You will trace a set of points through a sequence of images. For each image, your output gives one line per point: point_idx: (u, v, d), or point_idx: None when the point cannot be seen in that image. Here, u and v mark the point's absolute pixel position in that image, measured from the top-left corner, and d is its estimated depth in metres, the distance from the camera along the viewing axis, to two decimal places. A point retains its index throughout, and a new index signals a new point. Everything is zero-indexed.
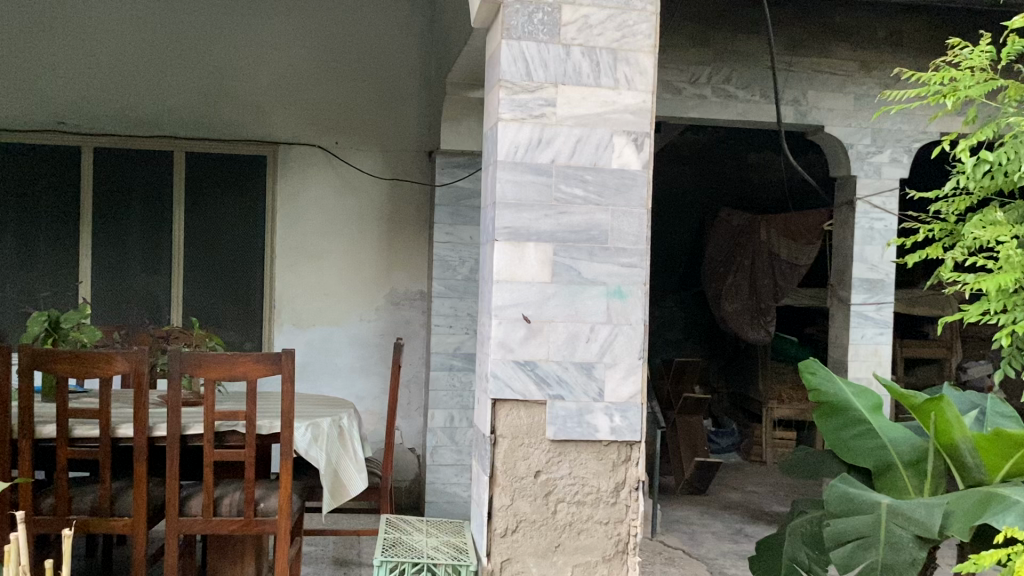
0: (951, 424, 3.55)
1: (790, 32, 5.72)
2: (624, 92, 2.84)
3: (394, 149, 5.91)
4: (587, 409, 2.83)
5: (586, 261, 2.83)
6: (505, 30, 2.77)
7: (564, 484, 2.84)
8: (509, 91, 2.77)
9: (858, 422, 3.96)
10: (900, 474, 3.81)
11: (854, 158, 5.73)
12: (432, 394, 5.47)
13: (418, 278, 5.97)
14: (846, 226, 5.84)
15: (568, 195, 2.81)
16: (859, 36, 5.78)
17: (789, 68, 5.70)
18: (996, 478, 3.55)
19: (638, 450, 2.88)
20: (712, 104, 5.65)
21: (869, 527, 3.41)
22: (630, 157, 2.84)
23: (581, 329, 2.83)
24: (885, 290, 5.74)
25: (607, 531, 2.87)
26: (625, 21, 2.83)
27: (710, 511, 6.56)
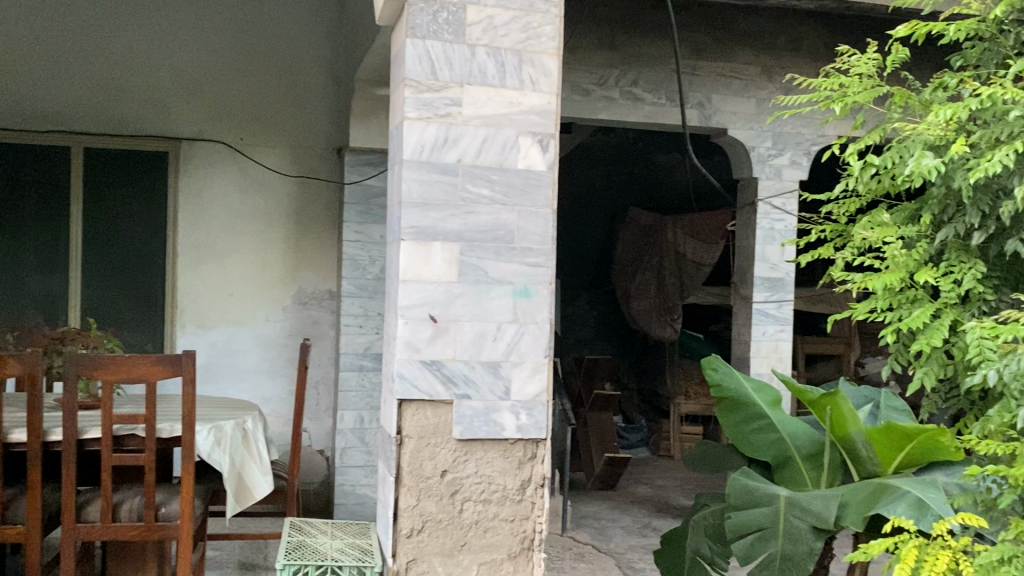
0: (846, 417, 3.66)
1: (694, 36, 5.84)
2: (530, 93, 2.86)
3: (301, 145, 5.83)
4: (494, 408, 2.84)
5: (493, 260, 2.84)
6: (410, 28, 2.76)
7: (470, 483, 2.85)
8: (414, 89, 2.76)
9: (757, 416, 4.05)
10: (798, 467, 3.94)
11: (755, 159, 5.88)
12: (342, 395, 5.41)
13: (328, 278, 5.90)
14: (748, 227, 5.99)
15: (475, 195, 2.82)
16: (760, 42, 5.94)
17: (694, 72, 5.82)
18: (888, 469, 3.71)
19: (544, 448, 2.91)
20: (620, 106, 5.74)
21: (768, 519, 3.52)
22: (535, 158, 2.87)
23: (488, 328, 2.83)
24: (785, 288, 5.92)
25: (513, 528, 2.89)
26: (529, 23, 2.85)
27: (619, 506, 6.65)
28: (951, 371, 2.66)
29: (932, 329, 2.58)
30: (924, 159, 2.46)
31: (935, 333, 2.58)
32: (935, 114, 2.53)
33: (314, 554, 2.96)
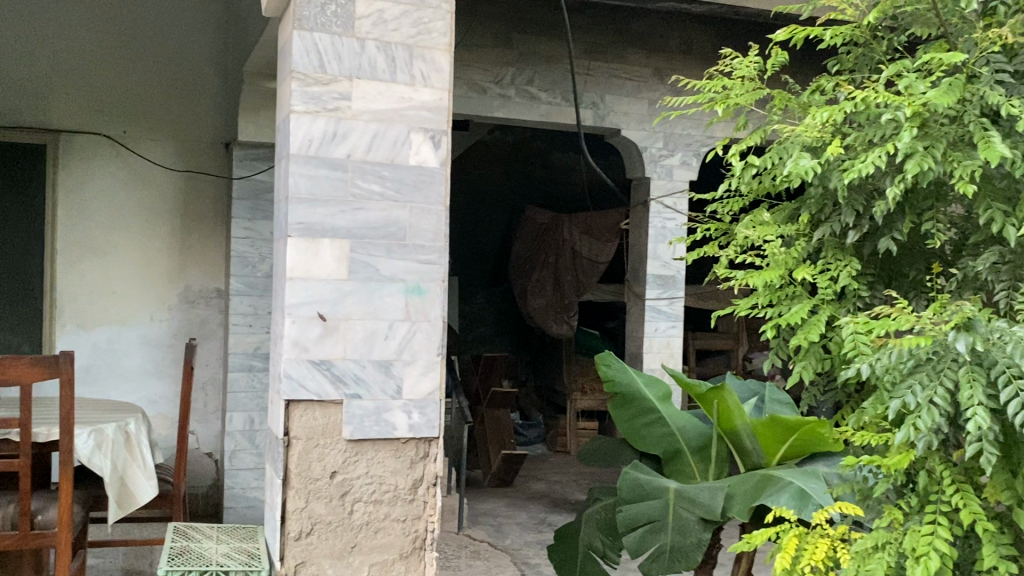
0: (732, 410, 3.75)
1: (588, 37, 5.90)
2: (421, 88, 2.84)
3: (188, 139, 5.66)
4: (385, 407, 2.81)
5: (384, 258, 2.80)
6: (297, 20, 2.69)
7: (361, 484, 2.81)
8: (301, 82, 2.70)
9: (648, 411, 4.11)
10: (687, 460, 4.03)
11: (648, 160, 5.97)
12: (230, 396, 5.28)
13: (216, 276, 5.75)
14: (641, 226, 6.08)
15: (365, 191, 2.78)
16: (652, 43, 6.04)
17: (588, 72, 5.89)
18: (772, 461, 3.84)
19: (436, 446, 2.89)
20: (516, 104, 5.75)
21: (659, 511, 3.59)
22: (427, 154, 2.85)
23: (378, 326, 2.80)
24: (676, 285, 6.04)
25: (404, 528, 2.86)
26: (420, 18, 2.83)
27: (515, 503, 6.68)
28: (827, 364, 2.64)
29: (809, 323, 2.57)
30: (802, 160, 2.47)
31: (812, 327, 2.57)
32: (812, 116, 2.52)
33: (198, 560, 2.88)
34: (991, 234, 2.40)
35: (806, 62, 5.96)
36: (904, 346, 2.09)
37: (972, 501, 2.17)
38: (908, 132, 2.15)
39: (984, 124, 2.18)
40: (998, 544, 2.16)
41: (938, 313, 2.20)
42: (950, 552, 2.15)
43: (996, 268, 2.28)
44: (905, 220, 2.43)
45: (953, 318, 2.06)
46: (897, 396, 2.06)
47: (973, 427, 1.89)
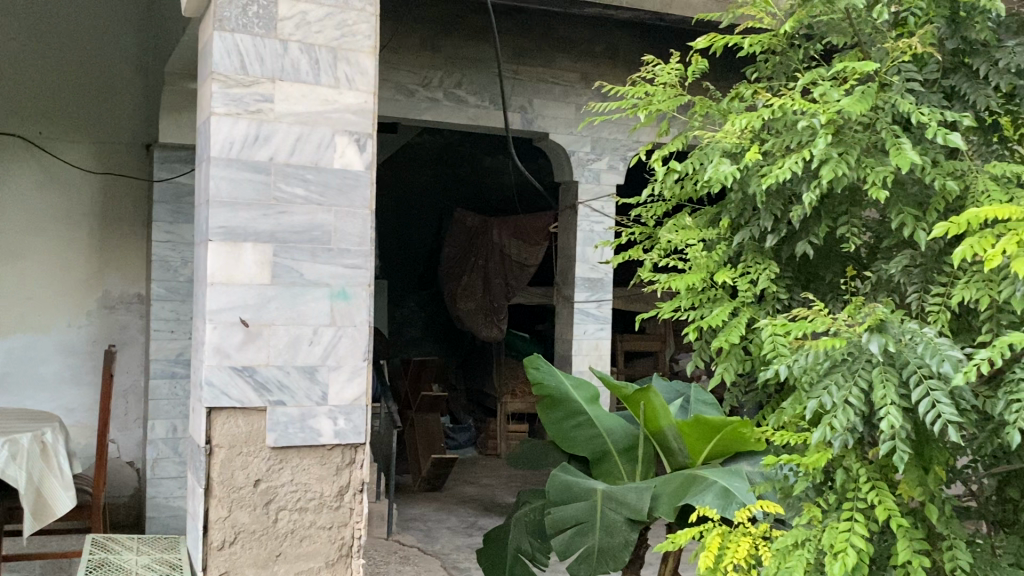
0: (658, 411, 3.80)
1: (515, 42, 5.91)
2: (345, 91, 2.81)
3: (108, 141, 5.52)
4: (310, 414, 2.78)
5: (308, 262, 2.76)
6: (218, 20, 2.65)
7: (285, 491, 2.77)
8: (222, 84, 2.65)
9: (576, 413, 4.14)
10: (615, 461, 4.08)
11: (576, 164, 6.02)
12: (151, 404, 5.15)
13: (136, 281, 5.61)
14: (569, 229, 6.12)
15: (288, 194, 2.74)
16: (578, 48, 6.09)
17: (516, 76, 5.90)
18: (697, 460, 3.90)
19: (363, 452, 2.87)
20: (444, 107, 5.73)
21: (586, 512, 3.62)
22: (352, 157, 2.83)
23: (303, 331, 2.76)
24: (604, 288, 6.09)
25: (331, 536, 2.83)
26: (344, 20, 2.81)
27: (445, 507, 6.66)
28: (748, 366, 2.67)
29: (730, 326, 2.59)
30: (722, 165, 2.48)
31: (733, 329, 2.59)
32: (731, 122, 2.54)
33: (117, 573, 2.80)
34: (903, 238, 2.47)
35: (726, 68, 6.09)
36: (820, 347, 2.14)
37: (887, 498, 2.22)
38: (823, 139, 2.19)
39: (896, 131, 2.23)
40: (912, 539, 2.21)
41: (852, 315, 2.24)
42: (866, 548, 2.20)
43: (908, 271, 2.34)
44: (821, 225, 2.48)
45: (866, 320, 2.11)
46: (814, 396, 2.10)
47: (886, 426, 1.94)
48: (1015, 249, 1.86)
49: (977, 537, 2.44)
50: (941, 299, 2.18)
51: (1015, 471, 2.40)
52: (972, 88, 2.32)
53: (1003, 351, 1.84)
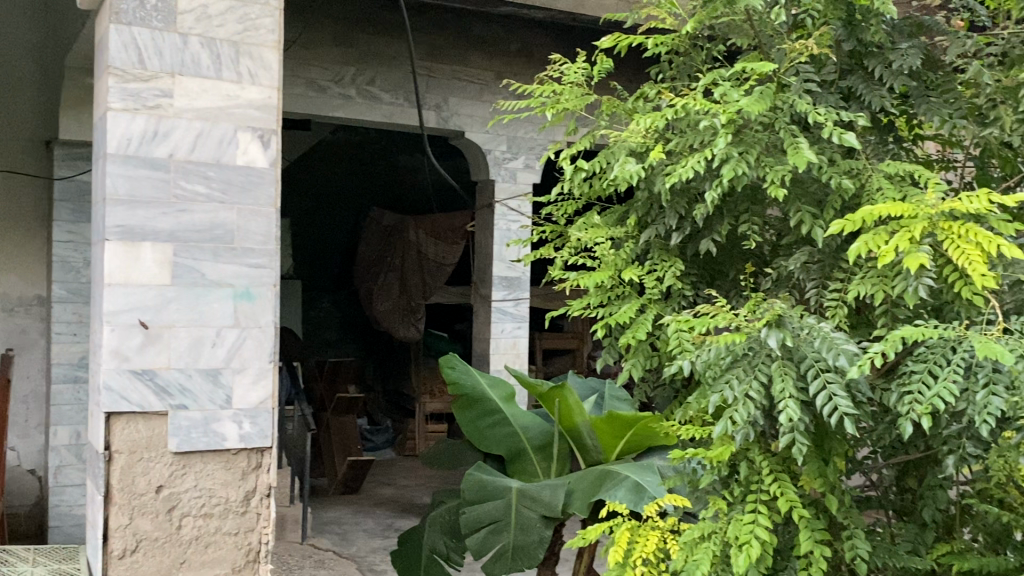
0: (573, 408, 3.82)
1: (430, 39, 5.86)
2: (248, 86, 2.76)
3: (4, 137, 5.29)
4: (214, 418, 2.71)
5: (210, 262, 2.69)
6: (113, 13, 2.56)
7: (189, 498, 2.70)
8: (119, 78, 2.57)
9: (492, 412, 4.11)
10: (530, 459, 4.10)
11: (492, 163, 6.01)
12: (54, 409, 4.96)
13: (37, 282, 5.40)
14: (486, 228, 6.11)
15: (189, 192, 2.67)
16: (494, 47, 6.07)
17: (430, 74, 5.86)
18: (610, 455, 3.95)
19: (269, 456, 2.81)
20: (357, 105, 5.65)
21: (501, 511, 3.63)
22: (256, 154, 2.77)
23: (205, 333, 2.69)
24: (521, 286, 6.09)
25: (237, 542, 2.76)
26: (246, 14, 2.75)
27: (362, 509, 6.58)
28: (655, 362, 2.68)
29: (637, 323, 2.60)
30: (629, 164, 2.48)
31: (640, 326, 2.60)
32: (635, 121, 2.55)
33: None
34: (803, 235, 2.52)
35: (628, 64, 6.19)
36: (722, 343, 2.17)
37: (788, 490, 2.25)
38: (722, 139, 2.22)
39: (793, 130, 2.27)
40: (813, 530, 2.26)
41: (753, 311, 2.28)
42: (769, 539, 2.24)
43: (806, 267, 2.39)
44: (724, 223, 2.51)
45: (766, 315, 2.14)
46: (717, 390, 2.13)
47: (785, 419, 1.97)
48: (907, 246, 1.91)
49: (877, 526, 2.50)
50: (838, 295, 2.24)
51: (912, 461, 2.48)
52: (868, 90, 2.38)
53: (894, 344, 1.89)
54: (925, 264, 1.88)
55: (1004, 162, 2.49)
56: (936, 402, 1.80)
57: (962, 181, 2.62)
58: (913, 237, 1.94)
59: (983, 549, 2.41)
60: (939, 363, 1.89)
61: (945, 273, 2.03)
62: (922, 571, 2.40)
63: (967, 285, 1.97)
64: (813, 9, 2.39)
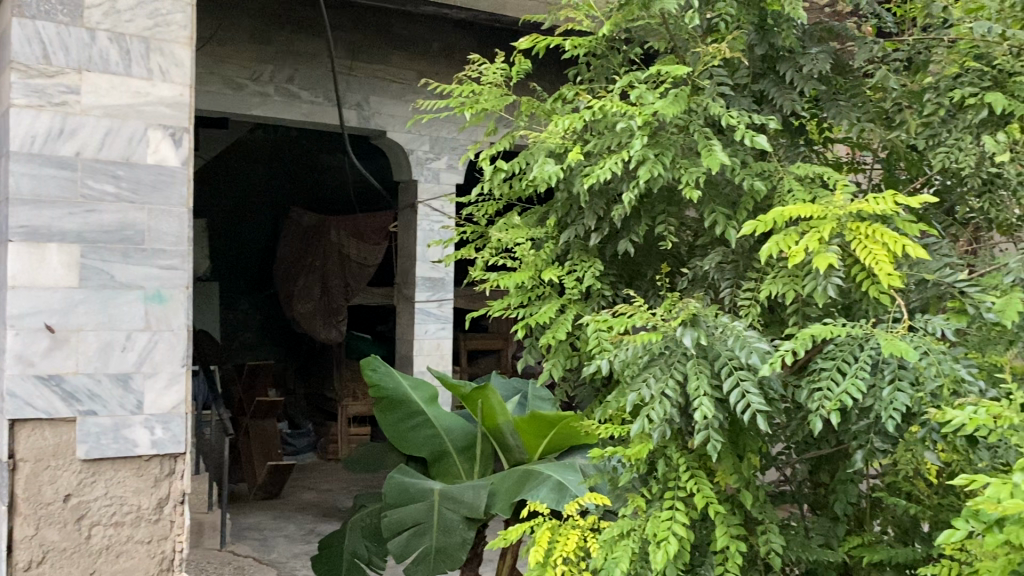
0: (495, 408, 3.83)
1: (350, 38, 5.78)
2: (158, 84, 2.69)
3: None
4: (124, 424, 2.64)
5: (119, 263, 2.62)
6: (16, 7, 2.48)
7: (99, 506, 2.62)
8: (22, 74, 2.48)
9: (414, 414, 4.08)
10: (453, 460, 4.10)
11: (414, 163, 5.97)
12: None
13: None
14: (409, 229, 6.07)
15: (97, 192, 2.59)
16: (416, 46, 6.00)
17: (350, 72, 5.79)
18: (533, 455, 3.97)
19: (183, 462, 2.75)
20: (275, 103, 5.55)
21: (423, 513, 3.61)
22: (167, 152, 2.70)
23: (115, 337, 2.61)
24: (444, 287, 6.06)
25: (150, 550, 2.70)
26: (157, 10, 2.68)
27: (282, 515, 6.48)
28: (575, 362, 2.69)
29: (557, 322, 2.61)
30: (547, 165, 2.48)
31: (560, 326, 2.61)
32: (554, 122, 2.55)
33: None
34: (717, 236, 2.56)
35: (548, 65, 6.21)
36: (639, 342, 2.18)
37: (705, 486, 2.28)
38: (639, 141, 2.25)
39: (707, 133, 2.31)
40: (728, 525, 2.30)
41: (669, 310, 2.31)
42: (686, 536, 2.26)
43: (721, 267, 2.43)
44: (641, 224, 2.53)
45: (681, 314, 2.16)
46: (634, 389, 2.14)
47: (700, 417, 2.00)
48: (816, 246, 1.96)
49: (791, 520, 2.56)
50: (751, 294, 2.29)
51: (824, 456, 2.54)
52: (779, 93, 2.43)
53: (804, 342, 1.93)
54: (834, 265, 1.93)
55: (910, 164, 2.57)
56: (844, 398, 1.84)
57: (870, 182, 2.69)
58: (823, 237, 1.99)
59: (892, 540, 2.48)
60: (847, 360, 1.94)
61: (853, 271, 2.08)
62: (834, 563, 2.46)
63: (873, 283, 2.02)
64: (726, 13, 2.43)
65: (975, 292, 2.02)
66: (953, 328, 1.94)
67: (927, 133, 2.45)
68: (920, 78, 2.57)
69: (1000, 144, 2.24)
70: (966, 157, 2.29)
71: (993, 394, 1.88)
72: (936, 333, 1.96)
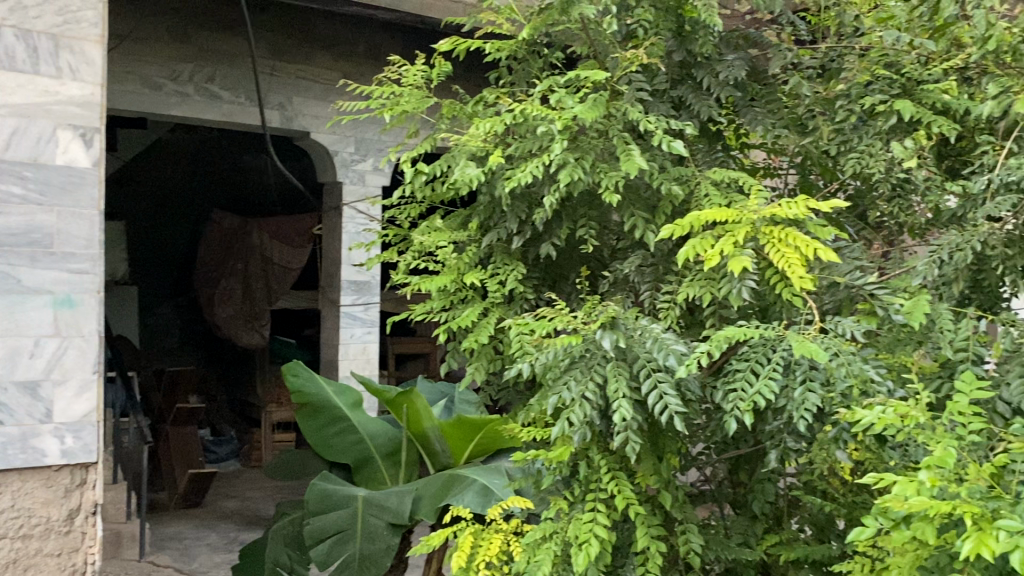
0: (421, 413, 3.81)
1: (272, 37, 5.63)
2: (68, 82, 2.73)
3: None
4: (32, 433, 2.67)
5: (26, 267, 2.67)
6: None
7: (5, 519, 2.66)
8: None
9: (337, 419, 4.03)
10: (377, 466, 4.06)
11: (339, 164, 5.88)
12: None
13: None
14: (334, 231, 6.01)
15: (3, 193, 2.64)
16: (340, 47, 5.89)
17: (272, 72, 5.65)
18: (459, 459, 3.96)
19: (94, 472, 2.80)
20: (195, 102, 5.36)
21: (346, 521, 3.57)
22: (77, 153, 2.75)
23: (22, 343, 2.66)
24: (371, 290, 6.01)
25: (59, 563, 2.74)
26: (66, 7, 2.72)
27: (205, 524, 6.35)
28: (498, 365, 2.69)
29: (479, 326, 2.60)
30: (469, 168, 2.47)
31: (482, 330, 2.59)
32: (475, 125, 2.54)
33: None
34: (638, 240, 2.59)
35: (472, 68, 6.19)
36: (559, 345, 2.19)
37: (625, 488, 2.30)
38: (559, 145, 2.26)
39: (625, 138, 2.34)
40: (649, 525, 2.32)
41: (590, 312, 2.33)
42: (607, 537, 2.28)
43: (640, 270, 2.47)
44: (563, 227, 2.54)
45: (600, 317, 2.17)
46: (554, 392, 2.15)
47: (619, 419, 2.02)
48: (731, 250, 1.99)
49: (711, 520, 2.60)
50: (671, 297, 2.32)
51: (743, 456, 2.58)
52: (697, 99, 2.47)
53: (720, 344, 1.96)
54: (748, 268, 1.96)
55: (824, 170, 2.63)
56: (758, 399, 1.88)
57: (786, 187, 2.75)
58: (737, 241, 2.02)
59: (810, 538, 2.53)
60: (760, 362, 1.98)
61: (767, 274, 2.12)
62: (753, 561, 2.50)
63: (786, 286, 2.06)
64: (644, 19, 2.45)
65: (884, 294, 2.07)
66: (863, 329, 1.99)
67: (838, 139, 2.53)
68: (834, 85, 2.63)
69: (909, 150, 2.31)
70: (876, 163, 2.36)
71: (900, 393, 1.93)
72: (846, 334, 2.01)
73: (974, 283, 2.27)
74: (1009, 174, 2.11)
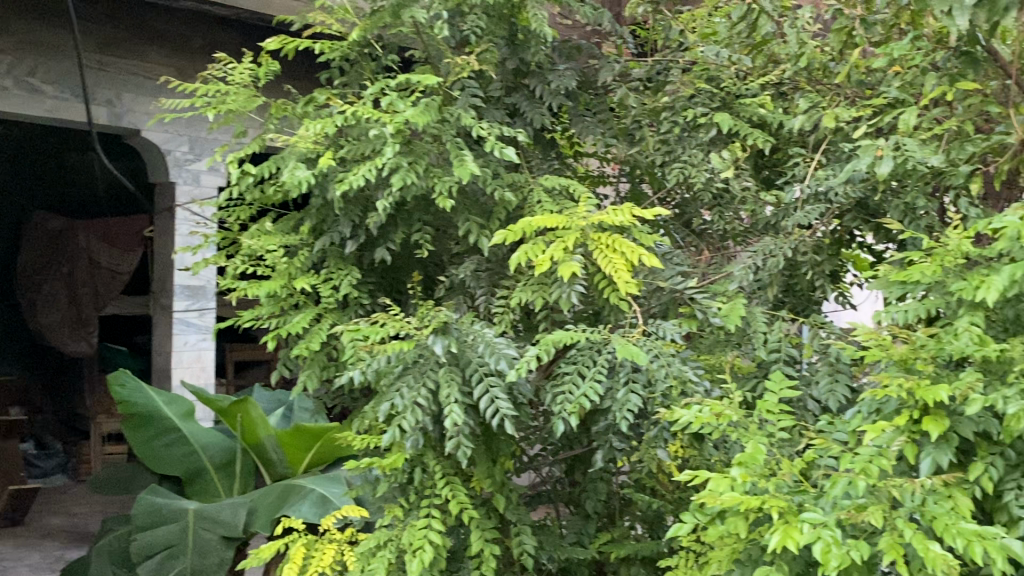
0: (256, 422, 3.70)
1: (100, 30, 5.26)
2: None
3: None
4: None
5: None
6: None
7: None
8: None
9: (167, 430, 3.87)
10: (210, 477, 3.93)
11: (171, 164, 5.58)
12: None
13: None
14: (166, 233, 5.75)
15: None
16: (175, 42, 5.56)
17: (100, 67, 5.27)
18: (297, 469, 3.88)
19: None
20: (14, 96, 4.90)
21: (176, 536, 3.44)
22: None
23: None
24: (206, 296, 5.79)
25: None
26: None
27: (26, 543, 5.97)
28: (332, 371, 2.64)
29: (312, 332, 2.54)
30: (299, 170, 2.42)
31: (315, 336, 2.54)
32: (305, 127, 2.47)
33: None
34: (472, 246, 2.61)
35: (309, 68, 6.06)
36: (392, 351, 2.16)
37: (459, 492, 2.29)
38: (391, 149, 2.24)
39: (459, 143, 2.34)
40: (483, 529, 2.33)
41: (423, 318, 2.31)
42: (442, 542, 2.27)
43: (474, 275, 2.46)
44: (398, 231, 2.53)
45: (432, 322, 2.16)
46: (386, 399, 2.12)
47: (449, 424, 2.02)
48: (561, 255, 2.02)
49: (546, 520, 2.64)
50: (505, 301, 2.35)
51: (577, 456, 2.64)
52: (531, 107, 2.53)
53: (548, 348, 1.99)
54: (576, 273, 2.00)
55: (652, 180, 2.73)
56: (583, 401, 1.91)
57: (618, 196, 2.81)
58: (567, 246, 2.05)
59: (640, 535, 2.61)
60: (586, 365, 2.03)
61: (594, 280, 2.17)
62: (585, 560, 2.56)
63: (613, 290, 2.12)
64: (478, 27, 2.46)
65: (703, 299, 2.19)
66: (682, 332, 2.07)
67: (664, 149, 2.61)
68: (659, 96, 2.71)
69: (727, 160, 2.41)
70: (698, 173, 2.46)
71: (717, 393, 2.01)
72: (666, 336, 2.09)
73: (788, 286, 2.40)
74: (817, 185, 2.22)
